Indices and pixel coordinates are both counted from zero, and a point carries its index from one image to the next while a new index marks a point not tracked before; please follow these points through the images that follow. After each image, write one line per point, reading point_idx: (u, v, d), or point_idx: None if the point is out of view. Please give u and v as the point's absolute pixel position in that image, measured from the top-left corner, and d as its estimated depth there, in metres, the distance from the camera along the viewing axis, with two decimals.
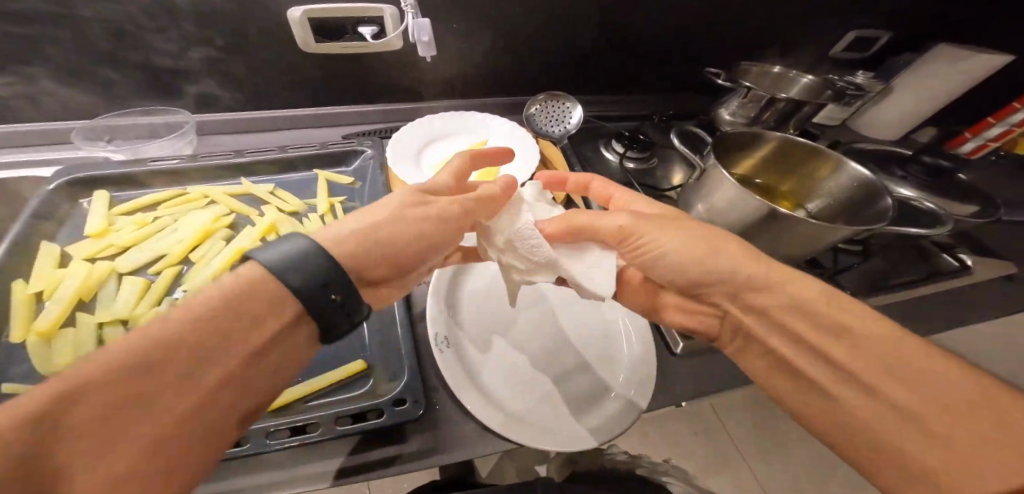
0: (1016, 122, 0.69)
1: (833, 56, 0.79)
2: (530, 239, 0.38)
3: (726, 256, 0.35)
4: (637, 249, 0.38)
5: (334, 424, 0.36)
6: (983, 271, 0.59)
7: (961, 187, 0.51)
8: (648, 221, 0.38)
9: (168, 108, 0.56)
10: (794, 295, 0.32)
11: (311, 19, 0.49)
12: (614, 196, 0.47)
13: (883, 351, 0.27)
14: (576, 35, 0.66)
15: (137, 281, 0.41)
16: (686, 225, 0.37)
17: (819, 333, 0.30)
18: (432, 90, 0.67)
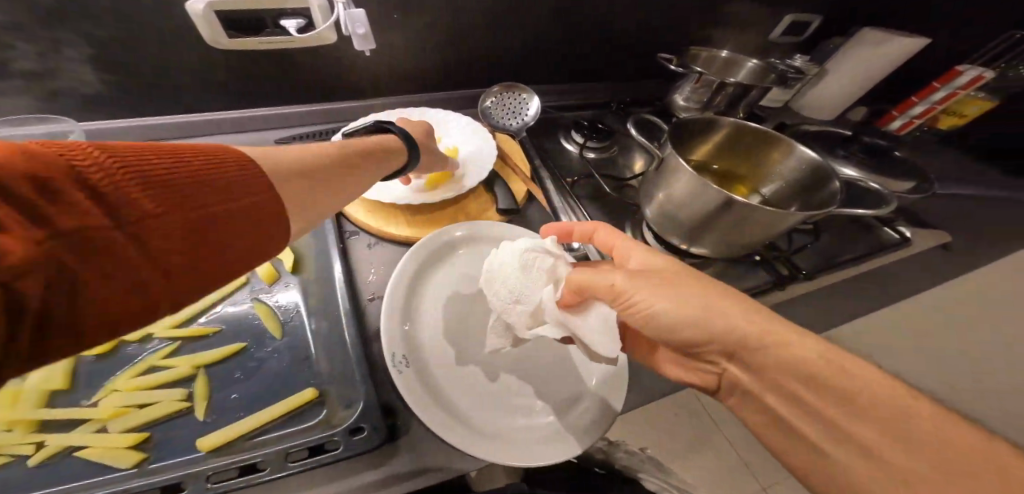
0: (936, 100, 0.75)
1: (772, 41, 0.82)
2: (526, 300, 0.39)
3: (714, 309, 0.33)
4: (628, 309, 0.36)
5: (286, 460, 0.32)
6: (921, 241, 0.63)
7: (898, 164, 0.53)
8: (640, 281, 0.36)
9: (58, 117, 0.48)
10: (783, 355, 0.30)
11: (218, 12, 0.42)
12: (615, 247, 0.43)
13: (857, 403, 0.28)
14: (525, 23, 0.63)
15: None
16: (681, 282, 0.35)
17: (803, 388, 0.30)
18: (377, 83, 0.63)
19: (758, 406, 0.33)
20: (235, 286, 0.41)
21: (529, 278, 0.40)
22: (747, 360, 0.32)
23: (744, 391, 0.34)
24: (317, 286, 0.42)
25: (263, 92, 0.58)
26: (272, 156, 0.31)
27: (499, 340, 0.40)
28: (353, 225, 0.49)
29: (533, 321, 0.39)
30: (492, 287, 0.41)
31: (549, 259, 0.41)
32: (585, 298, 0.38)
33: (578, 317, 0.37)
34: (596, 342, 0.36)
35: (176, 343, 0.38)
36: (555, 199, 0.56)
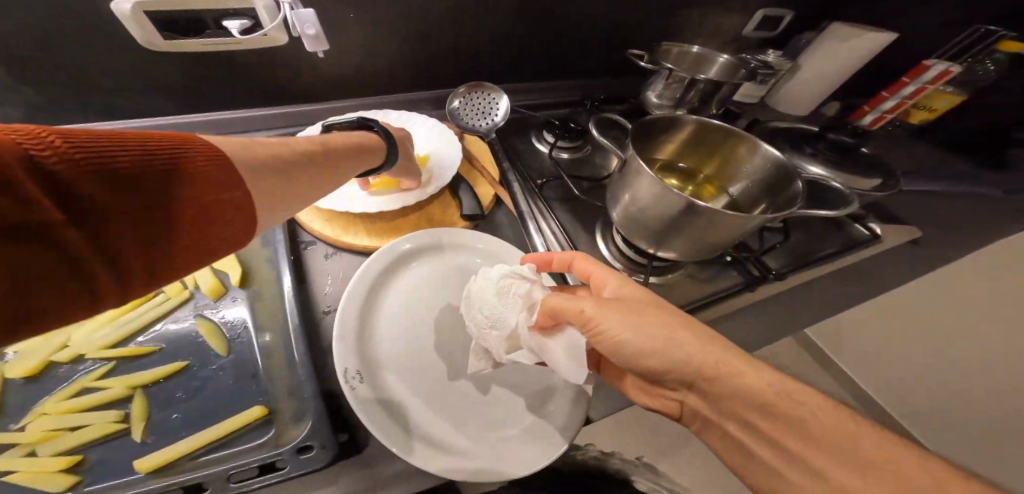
0: (907, 95, 0.75)
1: (746, 36, 0.82)
2: (502, 326, 0.37)
3: (680, 346, 0.33)
4: (598, 335, 0.35)
5: (225, 483, 0.29)
6: (889, 237, 0.63)
7: (864, 161, 0.53)
8: (610, 308, 0.35)
9: None
10: (742, 390, 0.30)
11: (148, 13, 0.41)
12: (594, 272, 0.41)
13: (812, 427, 0.28)
14: (490, 22, 0.62)
15: None
16: (646, 312, 0.34)
17: (760, 416, 0.30)
18: (338, 85, 0.61)
19: (717, 424, 0.33)
20: (176, 303, 0.39)
21: (505, 303, 0.38)
22: (705, 388, 0.32)
23: (704, 421, 0.34)
24: (266, 300, 0.40)
25: (217, 95, 0.55)
26: (246, 146, 0.30)
27: (477, 363, 0.39)
28: (309, 235, 0.47)
29: (510, 346, 0.37)
30: (470, 310, 0.40)
31: (525, 283, 0.39)
32: (559, 324, 0.36)
33: (551, 341, 0.36)
34: (563, 367, 0.34)
35: (110, 363, 0.35)
36: (522, 203, 0.55)
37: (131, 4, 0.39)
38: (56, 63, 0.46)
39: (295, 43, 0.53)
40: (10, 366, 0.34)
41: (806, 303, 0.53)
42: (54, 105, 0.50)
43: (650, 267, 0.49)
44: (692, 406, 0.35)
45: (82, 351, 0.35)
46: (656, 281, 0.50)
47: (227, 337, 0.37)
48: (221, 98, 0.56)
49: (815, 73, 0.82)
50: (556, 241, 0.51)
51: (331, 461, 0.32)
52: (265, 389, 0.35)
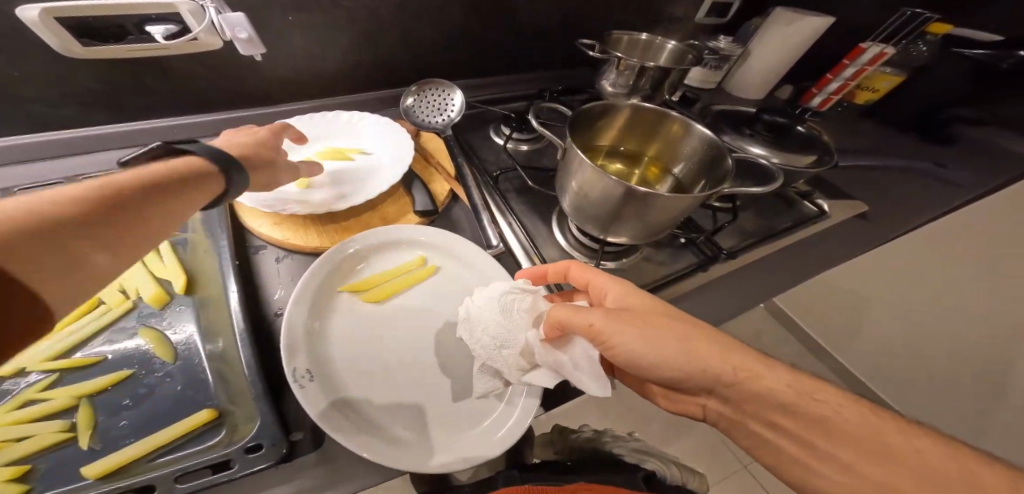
0: (848, 76, 0.80)
1: (697, 22, 0.84)
2: (512, 344, 0.38)
3: (693, 356, 0.32)
4: (606, 349, 0.35)
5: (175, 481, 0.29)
6: (835, 211, 0.66)
7: (799, 139, 0.56)
8: (617, 320, 0.34)
9: None
10: (765, 391, 0.30)
11: (58, 19, 0.40)
12: (593, 282, 0.41)
13: (832, 420, 0.28)
14: (437, 20, 0.62)
15: None
16: (660, 321, 0.34)
17: (794, 420, 0.29)
18: (284, 88, 0.61)
19: (741, 425, 0.33)
20: (120, 313, 0.41)
21: (512, 320, 0.39)
22: (728, 394, 0.32)
23: (729, 422, 0.34)
24: (210, 307, 0.42)
25: (152, 100, 0.54)
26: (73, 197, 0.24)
27: (488, 384, 0.39)
28: (260, 240, 0.47)
29: (524, 363, 0.38)
30: (472, 335, 0.40)
31: (527, 297, 0.41)
32: (564, 334, 0.37)
33: (563, 353, 0.37)
34: (586, 381, 0.35)
35: (54, 375, 0.37)
36: (476, 196, 0.54)
37: (38, 9, 0.39)
38: None
39: (231, 46, 0.52)
40: None
41: (759, 280, 0.54)
42: None
43: (603, 252, 0.49)
44: (714, 409, 0.34)
45: (22, 365, 0.37)
46: (610, 265, 0.51)
47: (172, 344, 0.39)
48: (157, 104, 0.55)
49: (765, 57, 0.85)
50: (513, 233, 0.52)
51: (285, 456, 0.32)
52: (213, 398, 0.36)
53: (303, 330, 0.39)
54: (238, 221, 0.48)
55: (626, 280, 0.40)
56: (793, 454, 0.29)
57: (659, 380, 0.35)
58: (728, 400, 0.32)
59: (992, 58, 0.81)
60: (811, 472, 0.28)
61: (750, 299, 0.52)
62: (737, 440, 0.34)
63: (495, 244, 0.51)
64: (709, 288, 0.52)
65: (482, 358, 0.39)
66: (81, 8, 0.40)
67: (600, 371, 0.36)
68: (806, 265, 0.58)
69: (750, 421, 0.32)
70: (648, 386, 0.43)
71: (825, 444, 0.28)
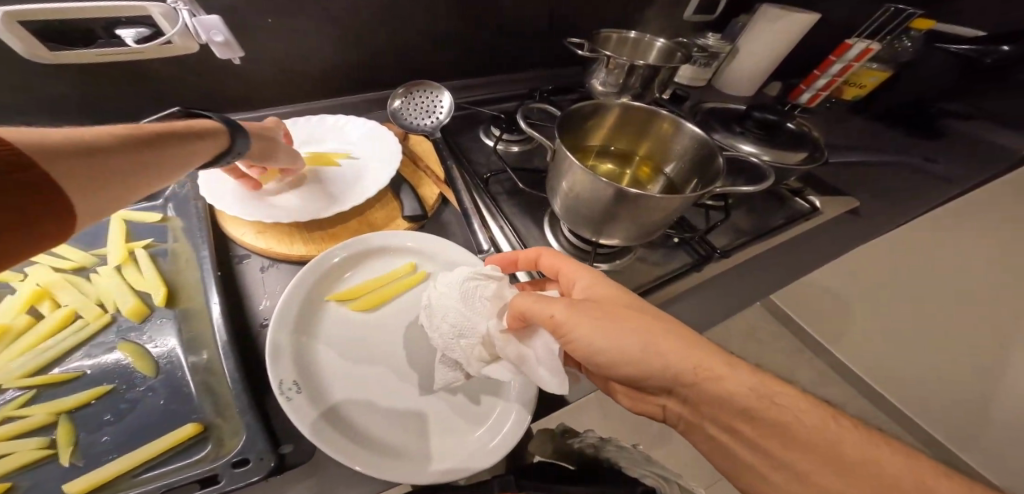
0: (835, 73, 0.80)
1: (686, 20, 0.85)
2: (471, 334, 0.37)
3: (658, 352, 0.31)
4: (567, 342, 0.34)
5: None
6: (828, 208, 0.66)
7: (790, 137, 0.56)
8: (580, 312, 0.33)
9: None
10: (719, 392, 0.29)
11: (25, 25, 0.38)
12: (563, 271, 0.40)
13: (791, 427, 0.27)
14: (422, 20, 0.61)
15: None
16: (622, 313, 0.33)
17: (753, 427, 0.28)
18: (268, 92, 0.60)
19: (701, 428, 0.32)
20: (96, 328, 0.40)
21: (473, 308, 0.38)
22: (686, 394, 0.31)
23: (689, 425, 0.33)
24: (191, 318, 0.41)
25: (131, 107, 0.53)
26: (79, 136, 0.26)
27: (449, 375, 0.37)
28: (243, 249, 0.46)
29: (485, 354, 0.37)
30: (433, 322, 0.39)
31: (491, 283, 0.39)
32: (527, 325, 0.36)
33: (528, 347, 0.36)
34: (543, 378, 0.34)
35: (32, 391, 0.36)
36: (466, 200, 0.53)
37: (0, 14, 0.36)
38: None
39: (208, 50, 0.51)
40: None
41: (754, 279, 0.54)
42: None
43: (595, 254, 0.49)
44: (675, 410, 0.33)
45: None
46: (602, 267, 0.50)
47: (153, 357, 0.38)
48: (137, 111, 0.53)
49: (753, 53, 0.85)
50: (503, 235, 0.51)
51: (274, 469, 0.30)
52: (199, 413, 0.35)
53: (290, 340, 0.38)
54: (220, 230, 0.47)
55: (595, 270, 0.39)
56: (752, 463, 0.28)
57: (617, 376, 0.34)
58: (690, 401, 0.31)
59: (979, 53, 0.82)
60: (767, 483, 0.27)
61: (743, 298, 0.52)
62: (696, 442, 0.33)
63: (486, 248, 0.50)
64: (702, 289, 0.51)
65: (441, 348, 0.37)
66: (45, 11, 0.38)
67: (560, 366, 0.35)
68: (797, 263, 0.58)
69: (709, 423, 0.31)
70: (611, 383, 0.41)
71: (786, 454, 0.27)
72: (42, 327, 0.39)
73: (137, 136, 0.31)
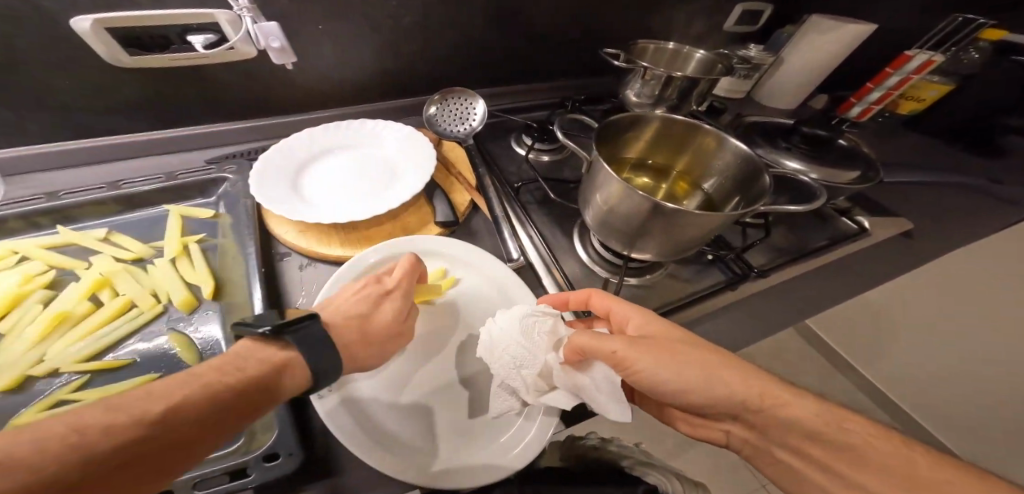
0: (891, 86, 0.75)
1: (727, 30, 0.83)
2: (531, 364, 0.35)
3: (719, 382, 0.30)
4: (630, 375, 0.34)
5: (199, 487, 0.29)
6: (878, 230, 0.62)
7: (839, 153, 0.54)
8: (641, 346, 0.33)
9: None
10: (791, 418, 0.28)
11: (108, 29, 0.43)
12: (618, 313, 0.38)
13: (871, 452, 0.26)
14: (463, 28, 0.63)
15: None
16: (680, 347, 0.32)
17: (819, 446, 0.28)
18: (310, 98, 0.62)
19: (766, 449, 0.31)
20: (149, 317, 0.43)
21: (532, 343, 0.36)
22: (752, 420, 0.30)
23: (755, 448, 0.32)
24: (235, 313, 0.43)
25: (188, 109, 0.56)
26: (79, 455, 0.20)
27: (505, 403, 0.36)
28: (284, 247, 0.48)
29: (543, 385, 0.36)
30: (492, 354, 0.36)
31: (549, 319, 0.38)
32: (585, 358, 0.35)
33: (584, 375, 0.34)
34: (605, 404, 0.33)
35: (86, 377, 0.38)
36: (497, 208, 0.54)
37: (90, 20, 0.41)
38: (31, 88, 0.47)
39: (263, 56, 0.54)
40: None
41: (796, 299, 0.50)
42: (25, 131, 0.50)
43: (626, 268, 0.47)
44: (739, 434, 0.33)
45: (57, 365, 0.38)
46: (633, 282, 0.48)
47: (198, 348, 0.41)
48: (192, 114, 0.56)
49: (801, 63, 0.81)
50: (534, 246, 0.51)
51: (298, 466, 0.32)
52: None
53: None
54: (265, 228, 0.49)
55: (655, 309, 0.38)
56: (817, 482, 0.28)
57: (679, 405, 0.33)
58: (757, 424, 0.30)
59: None
60: None
61: (784, 320, 0.48)
62: (761, 468, 0.32)
63: (515, 257, 0.50)
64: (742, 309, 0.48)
65: (500, 377, 0.36)
66: (130, 18, 0.43)
67: (621, 395, 0.34)
68: (850, 285, 0.53)
69: (775, 443, 0.30)
70: (667, 409, 0.40)
71: (858, 474, 0.26)
72: (101, 314, 0.42)
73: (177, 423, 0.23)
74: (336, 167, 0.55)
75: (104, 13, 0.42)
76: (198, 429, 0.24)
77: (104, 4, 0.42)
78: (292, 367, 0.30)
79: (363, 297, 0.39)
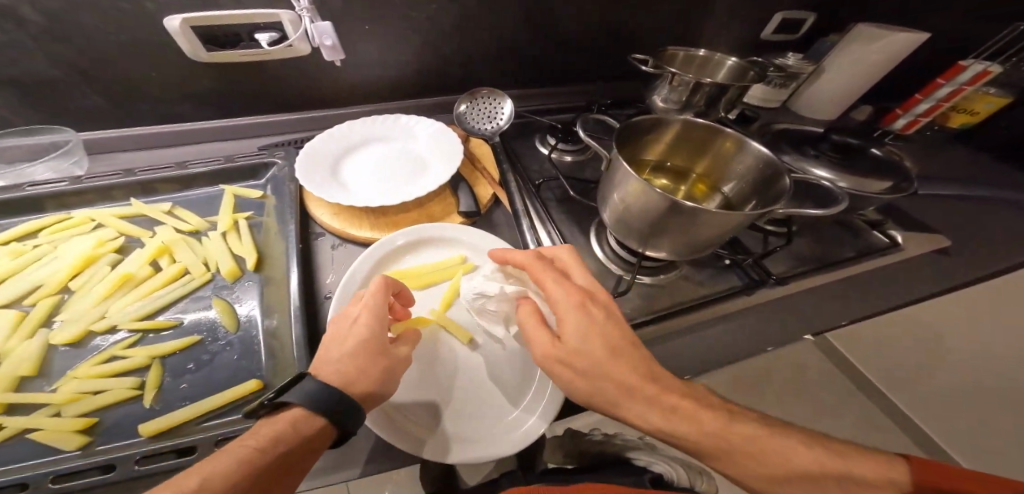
0: (941, 97, 0.71)
1: (764, 38, 0.81)
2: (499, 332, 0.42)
3: (622, 406, 0.32)
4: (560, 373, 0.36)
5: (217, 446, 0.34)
6: (914, 246, 0.59)
7: (873, 163, 0.52)
8: (558, 364, 0.34)
9: (52, 128, 0.55)
10: (686, 434, 0.31)
11: (192, 27, 0.49)
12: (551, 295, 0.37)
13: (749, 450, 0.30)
14: (498, 29, 0.65)
15: (8, 314, 0.42)
16: (587, 368, 0.33)
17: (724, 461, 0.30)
18: (353, 93, 0.67)
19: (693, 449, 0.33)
20: (200, 283, 0.48)
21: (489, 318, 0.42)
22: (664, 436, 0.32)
23: None
24: (273, 285, 0.48)
25: (247, 101, 0.62)
26: None
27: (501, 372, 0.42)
28: (320, 227, 0.53)
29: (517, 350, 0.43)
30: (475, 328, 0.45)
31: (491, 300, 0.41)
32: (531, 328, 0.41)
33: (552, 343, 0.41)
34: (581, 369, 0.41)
35: (137, 335, 0.43)
36: (517, 202, 0.56)
37: (179, 19, 0.48)
38: (121, 77, 0.54)
39: (315, 54, 0.59)
40: (54, 334, 0.42)
41: (814, 309, 0.49)
42: (108, 113, 0.57)
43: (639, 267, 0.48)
44: None
45: (115, 323, 0.43)
46: (646, 280, 0.49)
47: (238, 315, 0.45)
48: (249, 105, 0.62)
49: (843, 72, 0.79)
50: (550, 240, 0.53)
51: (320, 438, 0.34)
52: (259, 374, 0.41)
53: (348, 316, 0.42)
54: (305, 209, 0.54)
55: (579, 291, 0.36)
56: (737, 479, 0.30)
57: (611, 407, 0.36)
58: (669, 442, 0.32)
59: None
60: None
61: (798, 327, 0.47)
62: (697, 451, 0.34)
63: (532, 248, 0.52)
64: (756, 315, 0.48)
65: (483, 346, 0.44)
66: (215, 17, 0.49)
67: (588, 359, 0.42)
68: (878, 299, 0.51)
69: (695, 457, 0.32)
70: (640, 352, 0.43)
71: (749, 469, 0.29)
72: (160, 278, 0.48)
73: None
74: (370, 157, 0.59)
75: (189, 14, 0.48)
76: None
77: (191, 5, 0.48)
78: (305, 418, 0.31)
79: (348, 338, 0.35)
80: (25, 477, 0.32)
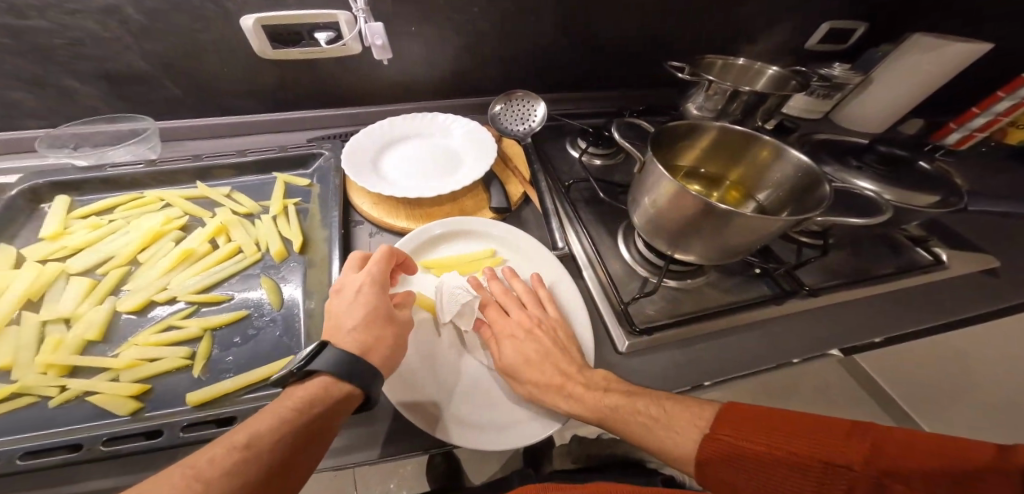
0: (1000, 111, 0.67)
1: (808, 48, 0.80)
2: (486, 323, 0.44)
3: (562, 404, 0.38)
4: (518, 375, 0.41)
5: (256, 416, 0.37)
6: (963, 266, 0.56)
7: (920, 177, 0.51)
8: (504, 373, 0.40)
9: (130, 116, 0.61)
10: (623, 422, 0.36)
11: (262, 25, 0.54)
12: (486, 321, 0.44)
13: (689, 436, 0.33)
14: (537, 33, 0.67)
15: (83, 282, 0.47)
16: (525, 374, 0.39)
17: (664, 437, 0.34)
18: (395, 92, 0.70)
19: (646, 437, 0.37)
20: (251, 262, 0.52)
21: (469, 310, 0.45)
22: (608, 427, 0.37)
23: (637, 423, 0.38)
24: (315, 268, 0.51)
25: (299, 97, 0.66)
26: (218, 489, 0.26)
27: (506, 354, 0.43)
28: (360, 216, 0.56)
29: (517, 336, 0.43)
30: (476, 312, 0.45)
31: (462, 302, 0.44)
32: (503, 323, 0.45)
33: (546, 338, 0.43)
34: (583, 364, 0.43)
35: (193, 307, 0.48)
36: (547, 201, 0.57)
37: (253, 19, 0.53)
38: (192, 72, 0.59)
39: (364, 53, 0.63)
40: (121, 302, 0.46)
41: (849, 323, 0.48)
42: (178, 104, 0.63)
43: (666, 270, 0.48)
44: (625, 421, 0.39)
45: (175, 294, 0.48)
46: (673, 284, 0.49)
47: (283, 295, 0.49)
48: (301, 101, 0.67)
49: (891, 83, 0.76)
50: (578, 239, 0.54)
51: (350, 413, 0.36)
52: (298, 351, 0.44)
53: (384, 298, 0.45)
54: (347, 198, 0.57)
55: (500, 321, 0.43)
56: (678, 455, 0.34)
57: None
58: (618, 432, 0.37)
59: None
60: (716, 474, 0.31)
61: (829, 341, 0.46)
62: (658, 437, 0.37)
63: (561, 246, 0.53)
64: (786, 325, 0.47)
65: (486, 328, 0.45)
66: (282, 16, 0.54)
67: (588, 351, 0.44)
68: (918, 318, 0.49)
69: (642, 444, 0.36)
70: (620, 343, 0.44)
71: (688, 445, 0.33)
72: (216, 256, 0.52)
73: (272, 451, 0.29)
74: (409, 153, 0.62)
75: (261, 13, 0.53)
76: (273, 456, 0.29)
77: (263, 6, 0.53)
78: (334, 386, 0.33)
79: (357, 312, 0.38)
80: (79, 439, 0.35)
